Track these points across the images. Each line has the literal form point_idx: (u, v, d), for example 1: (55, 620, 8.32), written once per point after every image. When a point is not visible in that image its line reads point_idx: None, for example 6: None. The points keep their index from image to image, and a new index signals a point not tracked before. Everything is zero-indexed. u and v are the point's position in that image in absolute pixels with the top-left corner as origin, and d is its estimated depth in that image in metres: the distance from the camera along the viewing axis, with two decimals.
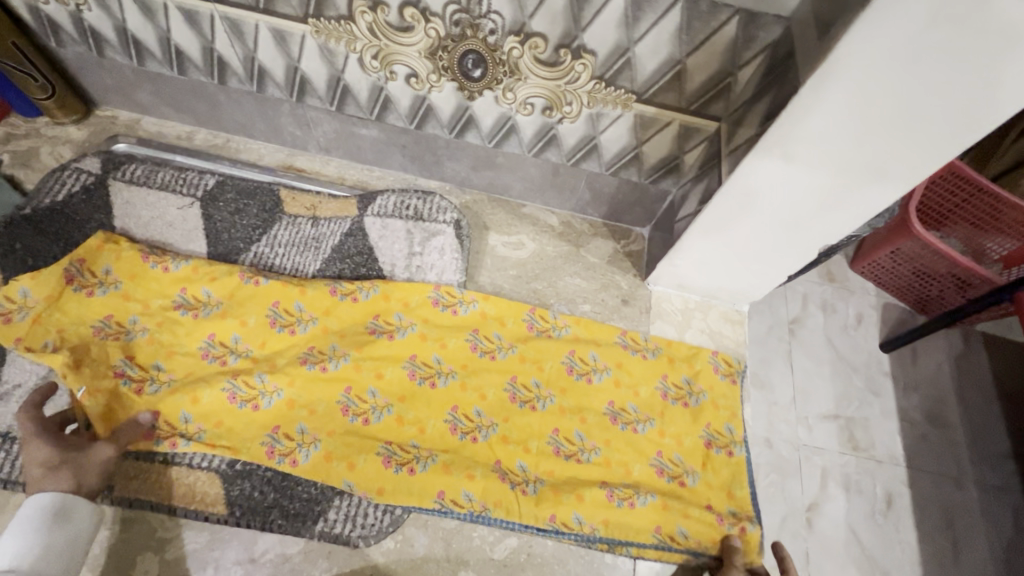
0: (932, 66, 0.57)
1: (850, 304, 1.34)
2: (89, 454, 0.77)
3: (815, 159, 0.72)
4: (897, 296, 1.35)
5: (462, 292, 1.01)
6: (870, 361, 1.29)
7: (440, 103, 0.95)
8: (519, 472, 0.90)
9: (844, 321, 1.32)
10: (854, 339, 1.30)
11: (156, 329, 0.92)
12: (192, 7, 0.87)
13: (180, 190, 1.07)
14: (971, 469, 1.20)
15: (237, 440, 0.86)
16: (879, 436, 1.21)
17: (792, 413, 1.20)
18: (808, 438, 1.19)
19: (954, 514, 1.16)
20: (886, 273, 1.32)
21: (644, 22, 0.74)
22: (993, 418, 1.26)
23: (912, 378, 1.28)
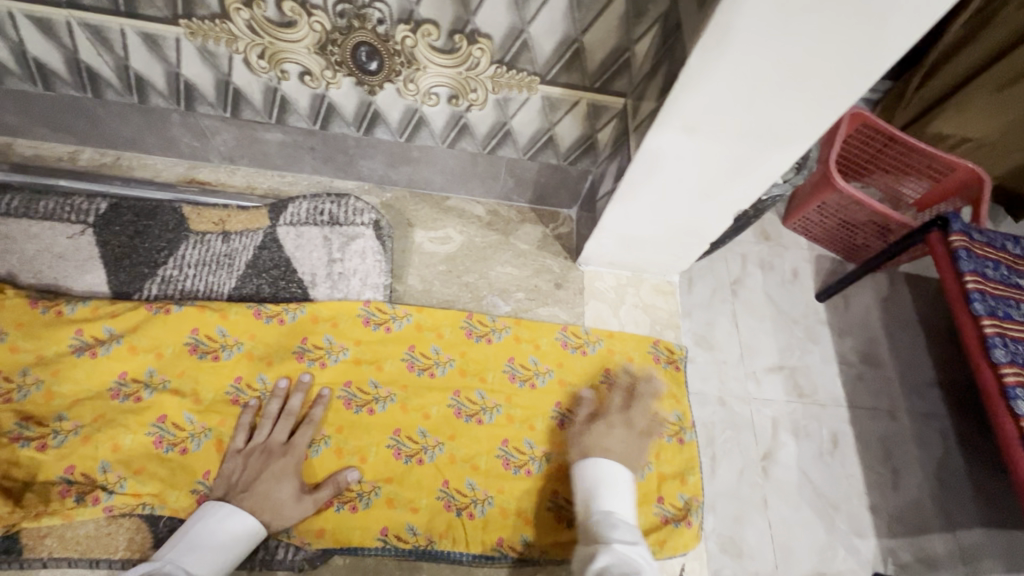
0: (809, 29, 0.58)
1: (785, 259, 1.39)
2: (272, 438, 0.84)
3: (716, 128, 0.72)
4: (826, 248, 1.41)
5: (394, 308, 0.97)
6: (807, 311, 1.34)
7: (340, 99, 0.90)
8: (468, 492, 0.89)
9: (781, 276, 1.37)
10: (792, 292, 1.36)
11: (52, 379, 0.84)
12: (44, 15, 0.78)
13: (68, 217, 0.98)
14: (903, 400, 1.29)
15: (167, 488, 0.80)
16: (820, 380, 1.27)
17: (741, 369, 1.25)
18: (757, 391, 1.23)
19: (892, 444, 1.24)
20: (816, 227, 1.38)
21: (534, 1, 0.71)
22: (919, 349, 1.35)
23: (845, 323, 1.35)
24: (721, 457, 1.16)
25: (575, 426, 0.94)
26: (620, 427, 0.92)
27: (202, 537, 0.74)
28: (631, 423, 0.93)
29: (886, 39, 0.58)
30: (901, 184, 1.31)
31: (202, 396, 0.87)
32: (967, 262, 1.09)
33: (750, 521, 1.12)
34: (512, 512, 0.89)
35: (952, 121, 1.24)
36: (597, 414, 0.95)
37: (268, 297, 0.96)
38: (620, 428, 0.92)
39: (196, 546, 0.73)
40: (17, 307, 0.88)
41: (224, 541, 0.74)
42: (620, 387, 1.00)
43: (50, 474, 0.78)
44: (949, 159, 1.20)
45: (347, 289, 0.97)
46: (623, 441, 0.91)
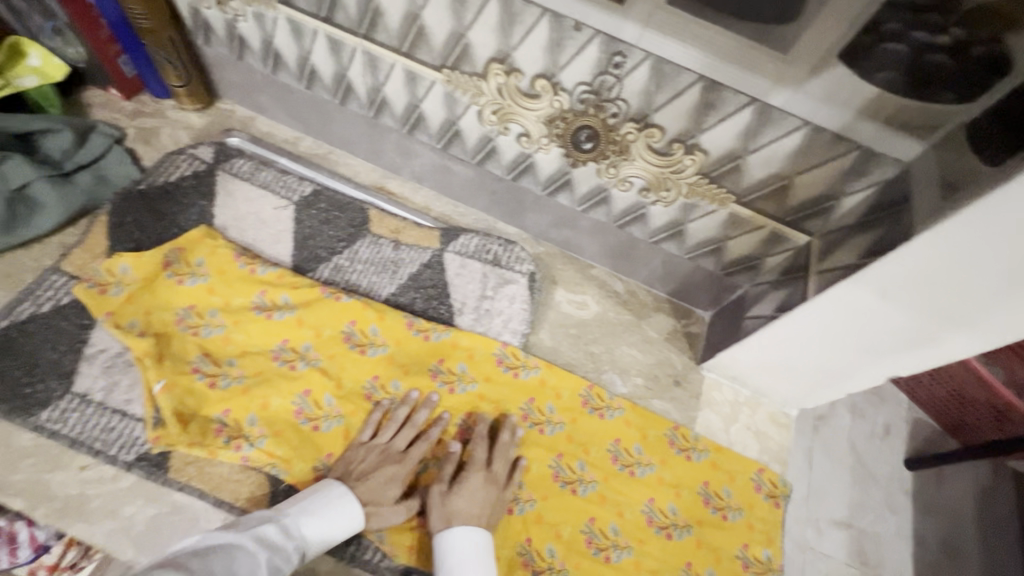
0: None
1: (879, 413, 1.23)
2: (393, 442, 0.90)
3: (909, 300, 0.72)
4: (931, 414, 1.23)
5: (527, 357, 1.03)
6: (892, 476, 1.18)
7: (543, 162, 0.99)
8: (545, 557, 0.90)
9: (871, 429, 1.21)
10: (879, 450, 1.20)
11: (232, 327, 0.96)
12: (340, 38, 0.93)
13: (278, 191, 1.14)
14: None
15: (294, 457, 0.88)
16: (890, 554, 1.11)
17: (804, 511, 1.11)
18: (816, 541, 1.09)
19: None
20: (923, 388, 1.21)
21: (763, 137, 0.76)
22: None
23: (932, 503, 1.17)
24: None
25: (439, 487, 0.87)
26: (485, 487, 0.88)
27: (317, 509, 0.79)
28: (495, 480, 0.89)
29: None
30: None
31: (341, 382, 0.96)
32: None
33: None
34: None
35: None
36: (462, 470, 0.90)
37: (419, 311, 1.05)
38: (483, 487, 0.87)
39: (312, 515, 0.78)
40: (220, 254, 1.02)
41: (324, 531, 0.78)
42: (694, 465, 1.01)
43: (210, 410, 0.89)
44: None
45: (489, 326, 1.04)
46: (486, 501, 0.86)
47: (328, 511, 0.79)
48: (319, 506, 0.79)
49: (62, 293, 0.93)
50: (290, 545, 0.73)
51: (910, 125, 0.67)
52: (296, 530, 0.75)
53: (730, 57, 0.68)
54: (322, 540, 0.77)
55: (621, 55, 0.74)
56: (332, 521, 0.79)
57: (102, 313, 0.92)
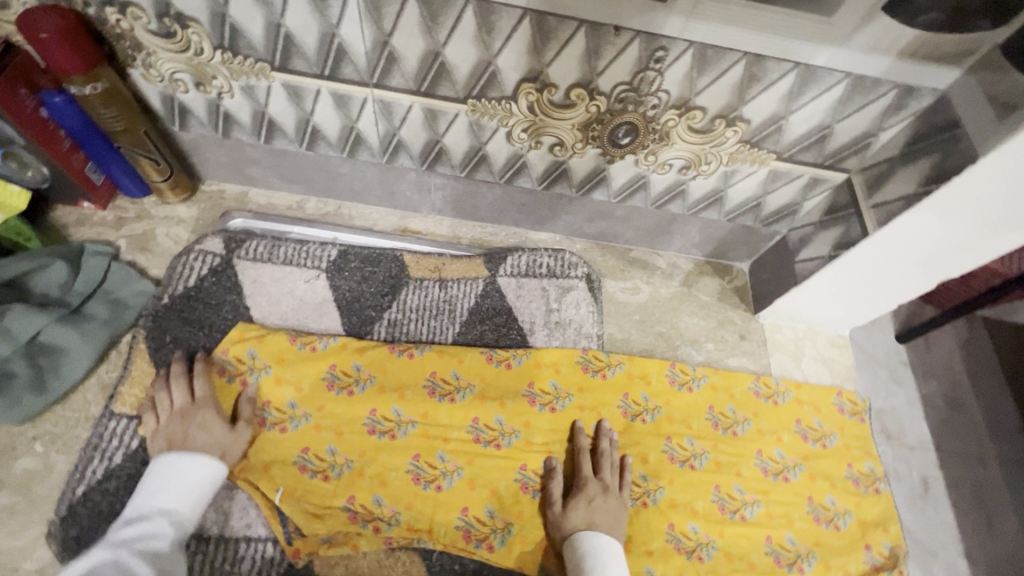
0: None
1: None
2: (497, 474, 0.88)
3: (970, 215, 0.78)
4: None
5: (608, 356, 1.04)
6: (888, 352, 1.31)
7: (577, 166, 0.98)
8: (692, 536, 0.94)
9: None
10: (872, 332, 1.32)
11: (318, 414, 0.93)
12: (346, 92, 0.87)
13: (304, 263, 1.07)
14: (992, 446, 1.23)
15: (434, 523, 0.86)
16: (909, 424, 1.24)
17: None
18: None
19: (983, 491, 1.19)
20: None
21: (805, 96, 0.79)
22: (1003, 396, 1.29)
23: (928, 365, 1.31)
24: None
25: (555, 508, 0.88)
26: (601, 498, 0.89)
27: (163, 483, 0.79)
28: (610, 488, 0.91)
29: None
30: None
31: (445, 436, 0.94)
32: None
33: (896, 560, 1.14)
34: (735, 557, 0.93)
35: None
36: (574, 487, 0.91)
37: (492, 342, 1.03)
38: (601, 497, 0.89)
39: (162, 490, 0.78)
40: (269, 342, 0.98)
41: (186, 497, 0.79)
42: (783, 408, 1.07)
43: (335, 501, 0.86)
44: None
45: (564, 337, 1.04)
46: (606, 509, 0.88)
47: (156, 482, 0.79)
48: (153, 478, 0.80)
49: (128, 438, 0.87)
50: (157, 527, 0.75)
51: (947, 57, 0.71)
52: (153, 509, 0.77)
53: (778, 29, 0.70)
54: (191, 503, 0.79)
55: (663, 49, 0.74)
56: (174, 480, 0.79)
57: None
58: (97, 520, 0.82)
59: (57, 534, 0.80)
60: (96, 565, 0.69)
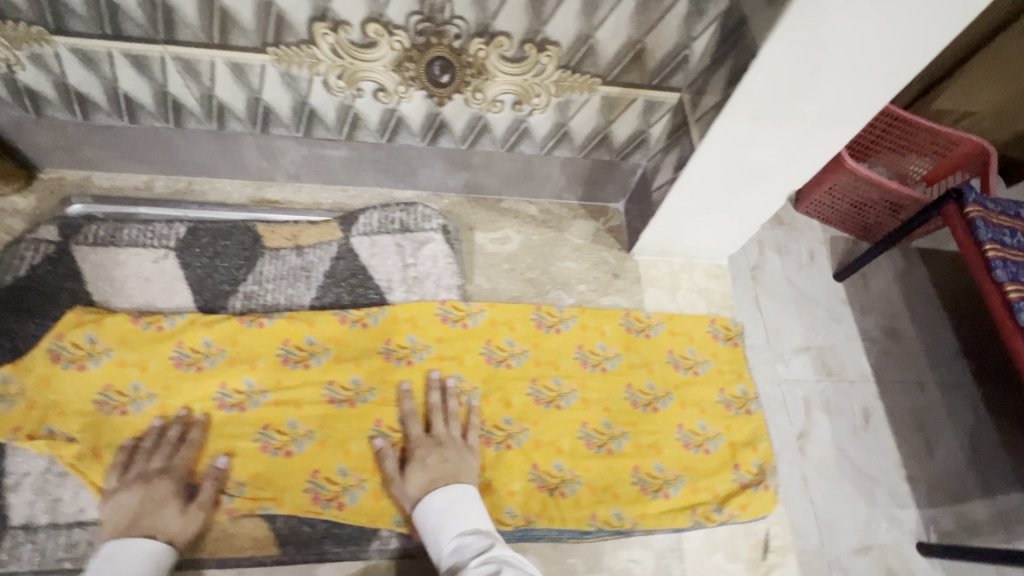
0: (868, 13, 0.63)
1: (801, 243, 1.43)
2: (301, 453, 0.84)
3: (779, 113, 0.77)
4: (840, 229, 1.46)
5: (469, 304, 1.02)
6: (828, 290, 1.39)
7: (410, 113, 0.95)
8: (557, 474, 0.93)
9: (798, 259, 1.40)
10: (810, 275, 1.40)
11: (162, 394, 0.90)
12: (141, 53, 0.83)
13: (151, 243, 1.03)
14: (929, 371, 1.33)
15: (280, 490, 0.84)
16: (847, 359, 1.31)
17: (769, 352, 1.28)
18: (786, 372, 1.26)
19: (924, 416, 1.28)
20: (829, 208, 1.42)
21: (602, 9, 0.77)
22: (941, 323, 1.40)
23: (866, 301, 1.39)
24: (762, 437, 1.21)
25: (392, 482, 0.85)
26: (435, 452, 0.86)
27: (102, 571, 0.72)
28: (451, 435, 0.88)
29: (937, 30, 0.65)
30: (906, 162, 1.36)
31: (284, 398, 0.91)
32: (985, 231, 1.12)
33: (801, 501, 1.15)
34: (598, 489, 0.94)
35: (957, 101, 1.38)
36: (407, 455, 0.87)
37: (349, 304, 1.01)
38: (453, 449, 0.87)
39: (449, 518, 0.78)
40: (107, 324, 0.93)
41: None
42: (655, 340, 1.07)
43: None
44: (950, 135, 1.25)
45: (423, 292, 1.02)
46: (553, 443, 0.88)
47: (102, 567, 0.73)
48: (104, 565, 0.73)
49: None
50: None
51: None
52: None
53: None
54: None
55: None
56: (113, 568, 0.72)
57: (10, 432, 0.84)
58: None
59: None
60: None
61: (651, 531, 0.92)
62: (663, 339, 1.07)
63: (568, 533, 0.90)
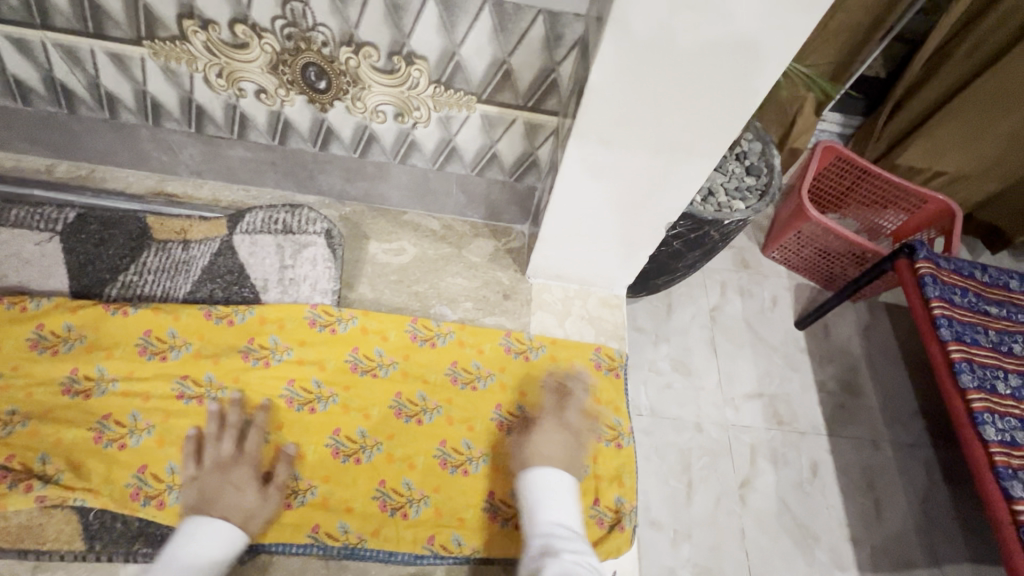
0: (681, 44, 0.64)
1: (765, 288, 1.49)
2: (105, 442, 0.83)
3: (628, 140, 0.78)
4: (807, 276, 1.51)
5: (341, 310, 1.00)
6: (786, 339, 1.43)
7: (295, 116, 0.96)
8: (405, 492, 0.90)
9: (761, 304, 1.46)
10: (772, 320, 1.45)
11: (11, 374, 0.90)
12: (21, 37, 0.86)
13: (36, 225, 1.02)
14: (885, 429, 1.35)
15: (101, 482, 0.82)
16: (801, 409, 1.34)
17: (720, 396, 1.33)
18: (735, 418, 1.30)
19: (874, 476, 1.30)
20: (795, 255, 1.48)
21: (460, 26, 0.78)
22: (902, 378, 1.43)
23: (826, 351, 1.43)
24: (699, 482, 1.22)
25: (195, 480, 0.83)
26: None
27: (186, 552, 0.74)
28: None
29: (756, 64, 0.66)
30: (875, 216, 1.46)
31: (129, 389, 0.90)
32: (933, 287, 1.17)
33: (727, 550, 1.17)
34: (446, 514, 0.90)
35: (925, 151, 1.39)
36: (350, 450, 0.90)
37: (221, 300, 1.01)
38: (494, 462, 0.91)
39: (552, 504, 0.83)
40: None
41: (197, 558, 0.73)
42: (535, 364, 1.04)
43: None
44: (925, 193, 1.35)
45: (297, 294, 1.01)
46: (563, 447, 0.91)
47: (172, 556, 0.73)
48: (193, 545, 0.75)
49: None
50: None
51: None
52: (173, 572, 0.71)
53: None
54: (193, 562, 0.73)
55: None
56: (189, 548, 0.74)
57: None
58: None
59: None
60: None
61: (492, 560, 0.89)
62: (544, 363, 1.05)
63: (401, 555, 0.87)
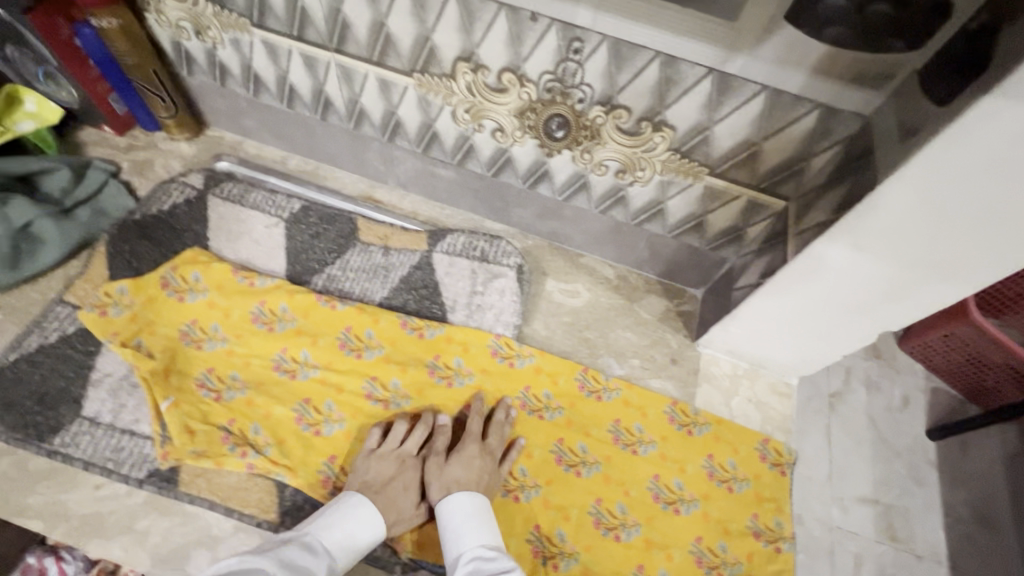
0: (1005, 178, 0.58)
1: (896, 384, 1.17)
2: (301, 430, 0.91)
3: (884, 251, 0.73)
4: (951, 382, 1.16)
5: (521, 346, 1.05)
6: (914, 447, 1.11)
7: (520, 156, 1.01)
8: (557, 542, 0.91)
9: (888, 401, 1.15)
10: (898, 422, 1.13)
11: (234, 341, 1.00)
12: (313, 54, 0.96)
13: (268, 210, 1.16)
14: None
15: (298, 462, 0.90)
16: (920, 529, 1.04)
17: (827, 491, 1.05)
18: (841, 520, 1.03)
19: None
20: (938, 355, 1.14)
21: (726, 106, 0.78)
22: None
23: (961, 472, 1.10)
24: None
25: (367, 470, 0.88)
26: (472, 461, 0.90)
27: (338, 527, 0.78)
28: (489, 453, 0.91)
29: None
30: None
31: (330, 379, 0.98)
32: None
33: None
34: None
35: None
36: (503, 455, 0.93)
37: (413, 311, 1.07)
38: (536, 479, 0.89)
39: (466, 532, 0.80)
40: (213, 266, 1.05)
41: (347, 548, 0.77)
42: (693, 440, 1.01)
43: (218, 420, 0.92)
44: None
45: (482, 320, 1.06)
46: None
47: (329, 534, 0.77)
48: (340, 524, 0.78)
49: (67, 323, 0.97)
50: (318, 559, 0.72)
51: (864, 79, 0.69)
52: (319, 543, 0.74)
53: (677, 29, 0.70)
54: (342, 549, 0.77)
55: (579, 40, 0.77)
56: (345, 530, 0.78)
57: (109, 335, 0.95)
58: (14, 385, 0.90)
59: None
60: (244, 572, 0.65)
61: None
62: (707, 441, 1.02)
63: None
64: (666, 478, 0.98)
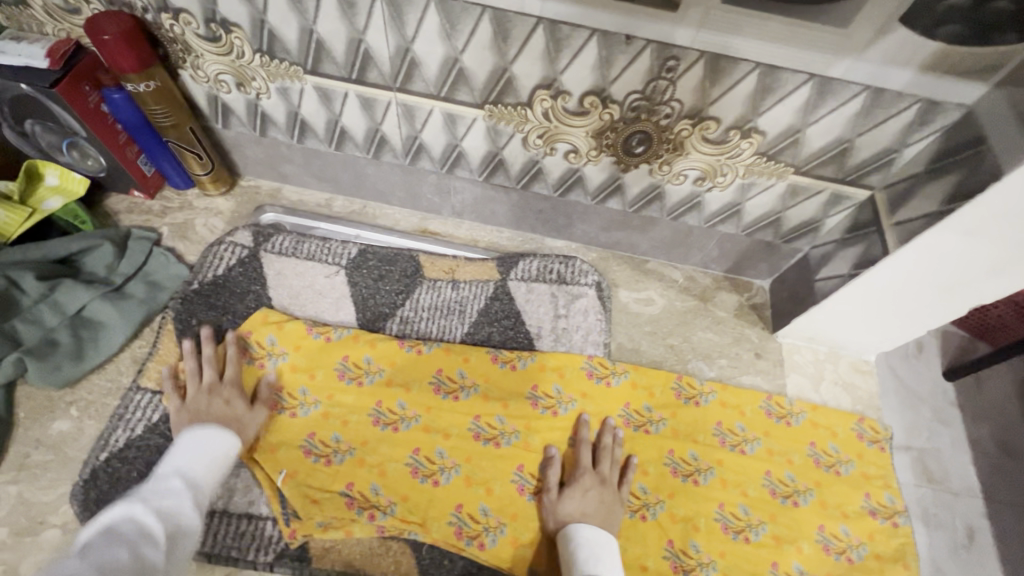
0: None
1: None
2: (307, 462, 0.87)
3: (1000, 236, 0.74)
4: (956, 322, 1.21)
5: (614, 364, 1.04)
6: (934, 390, 1.15)
7: (592, 174, 1.00)
8: (692, 554, 0.91)
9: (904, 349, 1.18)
10: (917, 367, 1.17)
11: (327, 402, 0.96)
12: (372, 95, 0.92)
13: (326, 259, 1.11)
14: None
15: (427, 517, 0.89)
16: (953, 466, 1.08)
17: None
18: None
19: None
20: None
21: (823, 108, 0.78)
22: None
23: (979, 407, 1.14)
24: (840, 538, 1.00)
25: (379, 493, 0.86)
26: (596, 489, 0.89)
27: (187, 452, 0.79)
28: (607, 481, 0.91)
29: None
30: None
31: (434, 426, 0.95)
32: None
33: None
34: None
35: None
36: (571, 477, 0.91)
37: (499, 344, 1.05)
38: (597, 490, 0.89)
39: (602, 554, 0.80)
40: (288, 325, 1.02)
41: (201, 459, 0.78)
42: (795, 432, 1.03)
43: (336, 485, 0.90)
44: None
45: (571, 343, 1.05)
46: None
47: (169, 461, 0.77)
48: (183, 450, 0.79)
49: (151, 411, 0.93)
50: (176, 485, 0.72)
51: (971, 72, 0.69)
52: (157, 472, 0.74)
53: (785, 41, 0.70)
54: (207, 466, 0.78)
55: (675, 58, 0.75)
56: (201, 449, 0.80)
57: None
58: (114, 484, 0.87)
59: (78, 494, 0.86)
60: (112, 521, 0.62)
61: None
62: (809, 431, 1.03)
63: None
64: (779, 473, 0.99)
